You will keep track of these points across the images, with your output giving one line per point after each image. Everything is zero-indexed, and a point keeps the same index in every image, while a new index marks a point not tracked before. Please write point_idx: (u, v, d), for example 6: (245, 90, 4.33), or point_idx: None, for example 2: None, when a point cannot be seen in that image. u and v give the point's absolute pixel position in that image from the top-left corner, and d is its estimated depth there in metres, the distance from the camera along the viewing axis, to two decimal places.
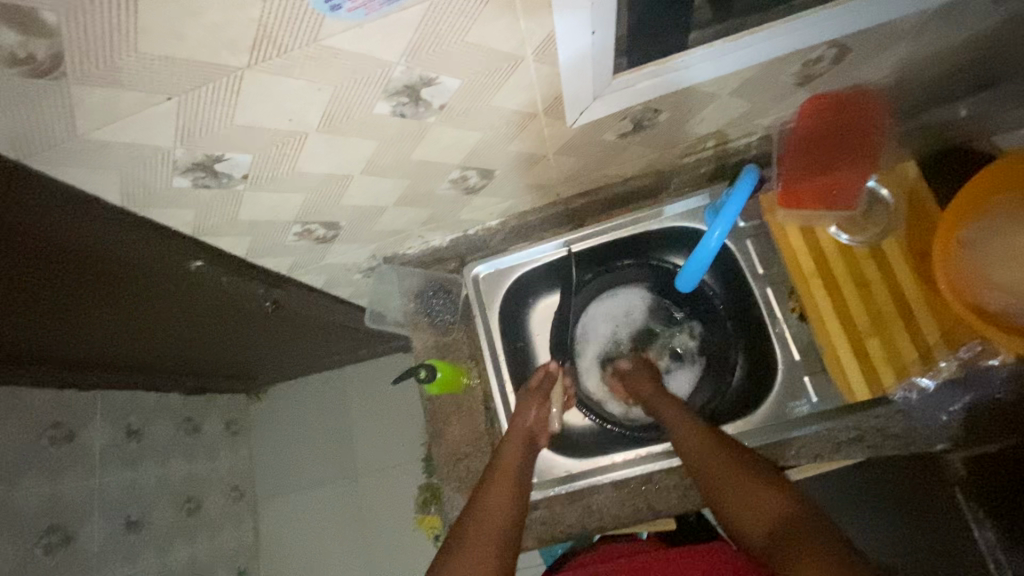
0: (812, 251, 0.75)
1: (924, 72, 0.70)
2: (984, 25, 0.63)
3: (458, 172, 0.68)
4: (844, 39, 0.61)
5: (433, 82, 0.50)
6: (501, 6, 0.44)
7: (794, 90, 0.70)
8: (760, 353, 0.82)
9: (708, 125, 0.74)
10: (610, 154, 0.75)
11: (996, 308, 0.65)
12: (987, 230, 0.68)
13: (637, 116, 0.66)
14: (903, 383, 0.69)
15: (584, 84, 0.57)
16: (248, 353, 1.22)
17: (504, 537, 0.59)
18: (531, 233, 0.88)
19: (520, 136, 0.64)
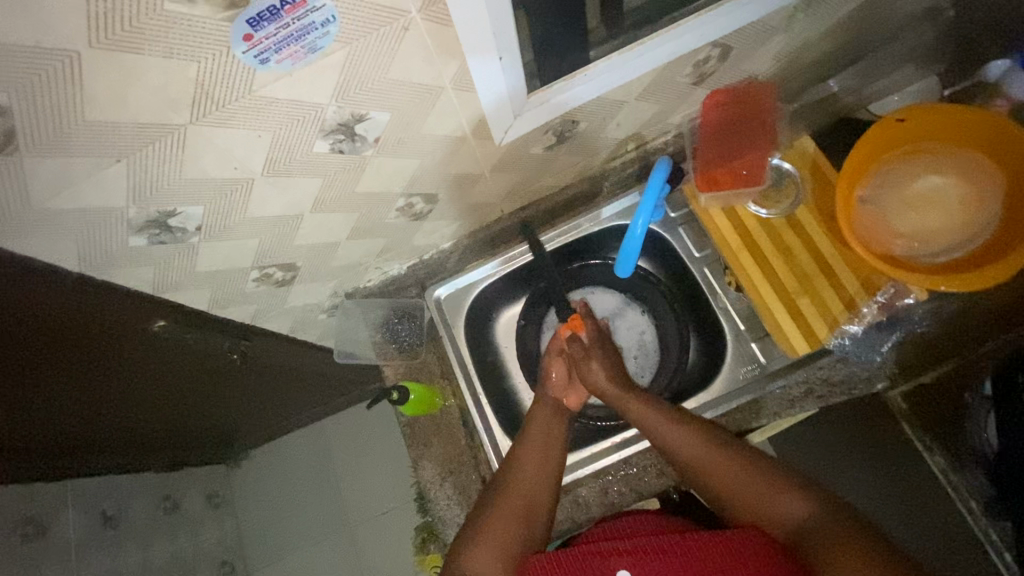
0: (736, 229, 0.82)
1: (800, 59, 0.80)
2: (838, 15, 0.74)
3: (403, 200, 0.73)
4: (723, 40, 0.70)
5: (364, 117, 0.56)
6: (415, 44, 0.50)
7: (693, 89, 0.78)
8: (708, 329, 0.89)
9: (625, 129, 0.81)
10: (542, 166, 0.81)
11: (899, 252, 0.74)
12: (882, 185, 0.77)
13: (558, 127, 0.73)
14: (835, 334, 0.75)
15: (503, 105, 0.63)
16: (224, 416, 1.21)
17: (534, 502, 0.70)
18: (484, 250, 0.93)
19: (455, 158, 0.69)
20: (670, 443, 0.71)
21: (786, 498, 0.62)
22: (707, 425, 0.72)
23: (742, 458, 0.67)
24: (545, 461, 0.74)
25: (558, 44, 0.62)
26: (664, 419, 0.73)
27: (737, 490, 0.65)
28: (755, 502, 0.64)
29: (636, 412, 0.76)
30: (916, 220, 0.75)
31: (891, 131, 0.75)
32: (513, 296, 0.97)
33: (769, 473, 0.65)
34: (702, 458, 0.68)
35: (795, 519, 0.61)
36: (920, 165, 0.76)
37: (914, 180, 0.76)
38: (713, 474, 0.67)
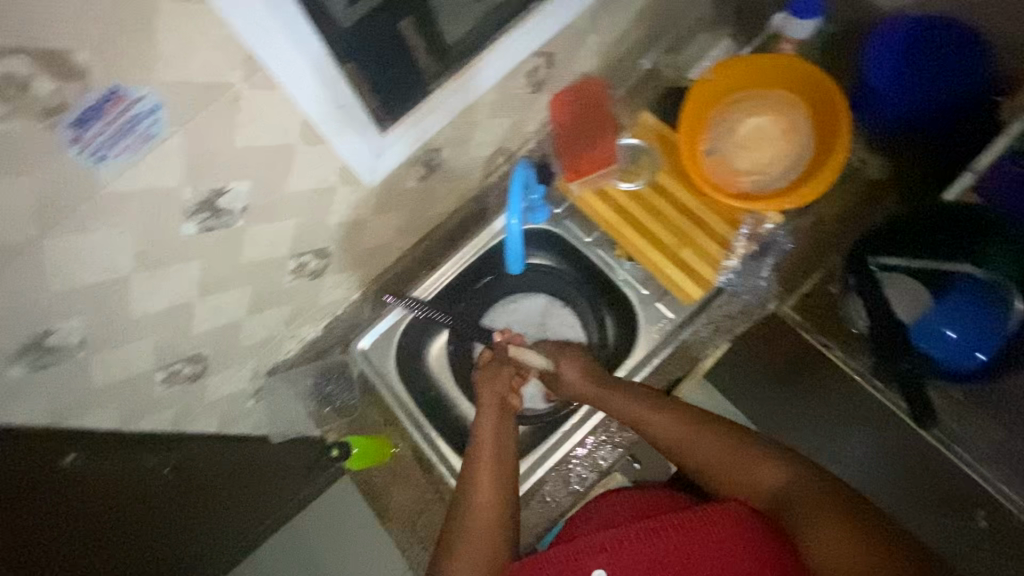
0: (613, 206, 0.91)
1: (618, 51, 0.91)
2: (633, 7, 0.85)
3: (295, 260, 0.74)
4: (542, 48, 0.79)
5: (223, 190, 0.58)
6: (250, 110, 0.54)
7: (535, 96, 0.87)
8: (618, 303, 0.94)
9: (488, 145, 0.88)
10: (423, 197, 0.85)
11: (748, 188, 0.85)
12: (718, 136, 0.88)
13: (423, 157, 0.78)
14: (719, 271, 0.84)
15: (359, 148, 0.67)
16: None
17: (496, 518, 0.70)
18: (395, 290, 0.95)
19: (333, 209, 0.72)
20: (654, 427, 0.72)
21: (764, 470, 0.64)
22: (686, 407, 0.73)
23: (719, 437, 0.68)
24: (499, 477, 0.72)
25: (391, 76, 0.69)
26: (646, 406, 0.73)
27: (721, 469, 0.67)
28: (736, 478, 0.66)
29: (616, 407, 0.76)
30: (753, 157, 0.86)
31: (709, 89, 0.86)
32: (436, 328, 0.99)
33: (746, 446, 0.67)
34: (685, 440, 0.70)
35: (777, 490, 0.63)
36: (745, 109, 0.87)
37: (743, 124, 0.87)
38: (695, 456, 0.69)
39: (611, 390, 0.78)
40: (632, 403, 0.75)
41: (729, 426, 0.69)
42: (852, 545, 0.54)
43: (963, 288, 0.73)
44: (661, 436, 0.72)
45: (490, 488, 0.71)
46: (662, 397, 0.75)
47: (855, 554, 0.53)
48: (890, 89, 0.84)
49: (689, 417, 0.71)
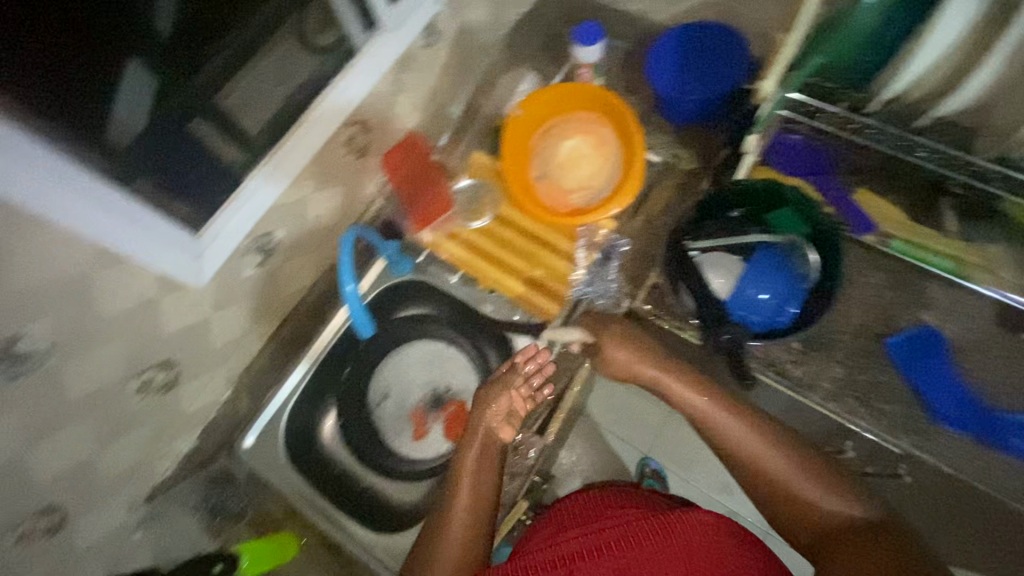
0: (463, 245, 0.95)
1: (433, 101, 0.96)
2: (433, 62, 0.90)
3: (137, 378, 0.72)
4: (351, 118, 0.81)
5: (17, 338, 0.55)
6: (26, 259, 0.52)
7: (362, 160, 0.89)
8: (493, 334, 0.96)
9: (328, 216, 0.89)
10: (271, 281, 0.85)
11: (579, 203, 0.92)
12: (542, 161, 0.94)
13: (255, 245, 0.78)
14: (570, 284, 0.91)
15: (171, 256, 0.66)
16: None
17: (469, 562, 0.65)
18: (271, 376, 0.93)
19: (165, 320, 0.71)
20: (728, 433, 0.69)
21: (845, 506, 0.62)
22: (767, 422, 0.70)
23: (800, 459, 0.66)
24: (477, 494, 0.70)
25: (192, 178, 0.69)
26: (724, 411, 0.70)
27: (787, 493, 0.65)
28: (798, 508, 0.64)
29: (688, 404, 0.72)
30: (577, 173, 0.93)
31: (521, 121, 0.93)
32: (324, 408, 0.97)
33: (832, 481, 0.64)
34: (759, 455, 0.67)
35: (842, 520, 0.61)
36: (560, 132, 0.95)
37: (561, 146, 0.94)
38: (764, 473, 0.66)
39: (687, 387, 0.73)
40: (706, 403, 0.71)
41: (826, 465, 0.66)
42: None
43: (764, 252, 0.78)
44: (733, 446, 0.69)
45: (464, 506, 0.69)
46: (741, 405, 0.71)
47: None
48: (676, 96, 0.93)
49: (777, 436, 0.68)
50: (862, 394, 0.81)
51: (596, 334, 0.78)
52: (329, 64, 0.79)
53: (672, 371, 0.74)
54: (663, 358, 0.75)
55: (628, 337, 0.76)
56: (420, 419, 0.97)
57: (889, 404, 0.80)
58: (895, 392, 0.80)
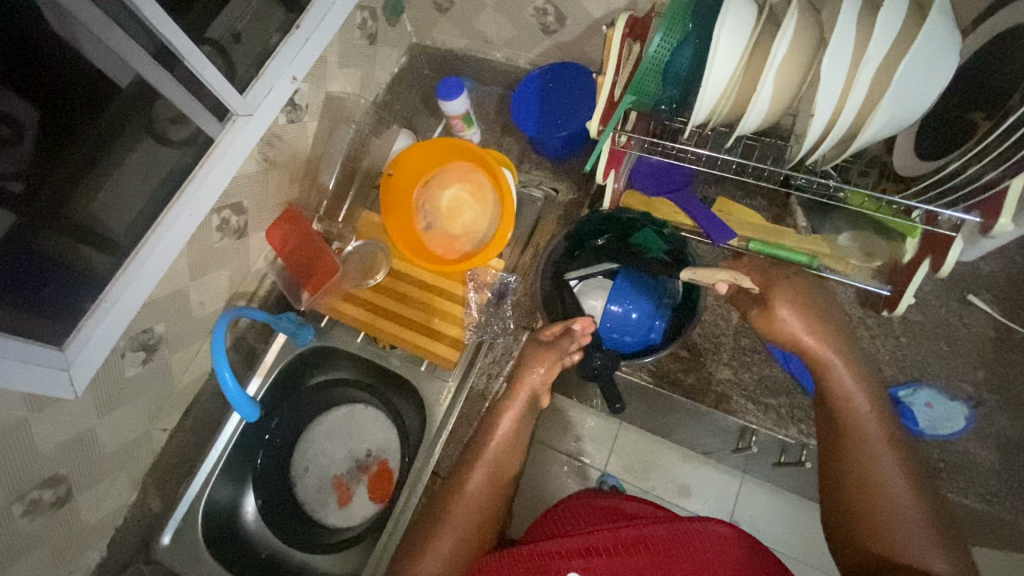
0: (361, 306, 0.97)
1: (311, 172, 0.99)
2: (301, 136, 0.94)
3: (21, 502, 0.70)
4: (222, 202, 0.83)
5: None
6: None
7: (244, 239, 0.90)
8: (403, 388, 0.98)
9: (217, 299, 0.90)
10: (162, 373, 0.84)
11: (465, 248, 0.95)
12: (426, 214, 0.97)
13: (134, 343, 0.77)
14: (466, 327, 0.93)
15: (37, 373, 0.65)
16: None
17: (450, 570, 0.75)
18: (180, 469, 0.92)
19: (40, 435, 0.69)
20: (867, 440, 0.69)
21: (938, 557, 0.63)
22: (914, 456, 0.70)
23: (920, 506, 0.66)
24: (492, 476, 0.81)
25: (48, 293, 0.70)
26: (876, 424, 0.70)
27: (883, 516, 0.67)
28: (879, 530, 0.67)
29: (852, 416, 0.70)
30: (460, 221, 0.96)
31: (397, 181, 0.97)
32: (242, 491, 0.95)
33: (934, 530, 0.65)
34: (883, 475, 0.68)
35: (920, 564, 0.63)
36: (439, 184, 0.98)
37: (442, 197, 0.97)
38: (865, 488, 0.69)
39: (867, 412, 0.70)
40: (876, 433, 0.70)
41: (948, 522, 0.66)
42: None
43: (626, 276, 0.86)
44: (864, 456, 0.69)
45: (480, 476, 0.80)
46: (890, 424, 0.71)
47: None
48: (541, 134, 0.98)
49: (921, 493, 0.67)
50: (749, 391, 0.83)
51: (767, 284, 0.73)
52: (191, 153, 0.80)
53: (845, 358, 0.71)
54: (839, 341, 0.72)
55: (800, 299, 0.71)
56: (343, 488, 0.98)
57: (776, 397, 0.82)
58: (778, 383, 0.83)
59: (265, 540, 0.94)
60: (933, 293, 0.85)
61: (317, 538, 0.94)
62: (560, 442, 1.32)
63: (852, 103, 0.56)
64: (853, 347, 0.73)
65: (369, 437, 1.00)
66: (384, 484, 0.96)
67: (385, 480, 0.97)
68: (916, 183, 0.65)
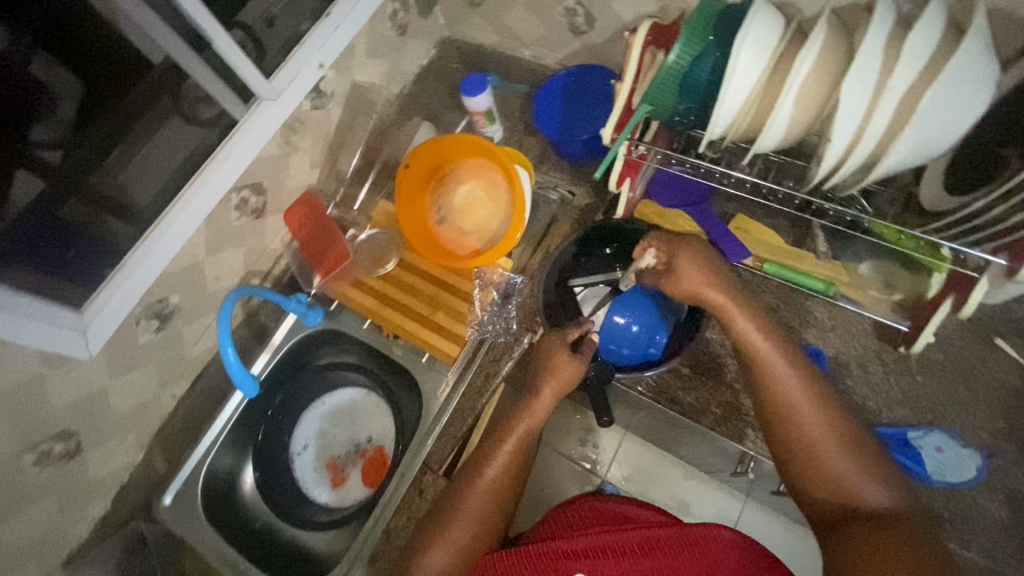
0: (367, 292, 0.98)
1: (332, 159, 1.01)
2: (324, 123, 0.96)
3: (31, 453, 0.74)
4: (242, 183, 0.86)
5: None
6: None
7: (262, 220, 0.93)
8: (403, 378, 0.99)
9: (232, 275, 0.93)
10: (175, 343, 0.88)
11: (475, 245, 0.95)
12: (441, 208, 0.98)
13: (148, 313, 0.81)
14: (469, 324, 0.93)
15: (53, 333, 0.68)
16: None
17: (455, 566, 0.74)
18: (186, 436, 0.95)
19: (53, 391, 0.73)
20: (774, 381, 0.68)
21: (874, 488, 0.63)
22: (818, 379, 0.69)
23: (842, 432, 0.66)
24: (508, 464, 0.78)
25: (70, 258, 0.74)
26: (781, 361, 0.68)
27: (813, 451, 0.65)
28: (815, 470, 0.65)
29: (761, 358, 0.69)
30: (473, 217, 0.96)
31: (415, 174, 0.98)
32: (242, 463, 0.99)
33: (862, 455, 0.64)
34: (800, 409, 0.66)
35: (860, 493, 0.63)
36: (457, 178, 0.98)
37: (458, 191, 0.97)
38: (794, 428, 0.67)
39: (774, 349, 0.69)
40: (788, 369, 0.68)
41: (871, 441, 0.66)
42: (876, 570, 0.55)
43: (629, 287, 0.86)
44: (779, 398, 0.68)
45: (496, 465, 0.78)
46: (796, 354, 0.70)
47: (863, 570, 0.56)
48: (562, 136, 0.98)
49: (840, 417, 0.66)
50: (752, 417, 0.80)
51: (670, 251, 0.74)
52: (215, 133, 0.83)
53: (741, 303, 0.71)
54: (738, 291, 0.72)
55: (703, 258, 0.73)
56: (337, 469, 1.01)
57: None
58: None
59: (261, 511, 0.97)
60: (959, 331, 0.80)
61: (311, 515, 0.97)
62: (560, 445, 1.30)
63: (875, 126, 0.54)
64: (751, 297, 0.73)
65: (368, 422, 1.02)
66: (378, 469, 0.99)
67: (379, 465, 0.99)
68: (938, 218, 0.64)
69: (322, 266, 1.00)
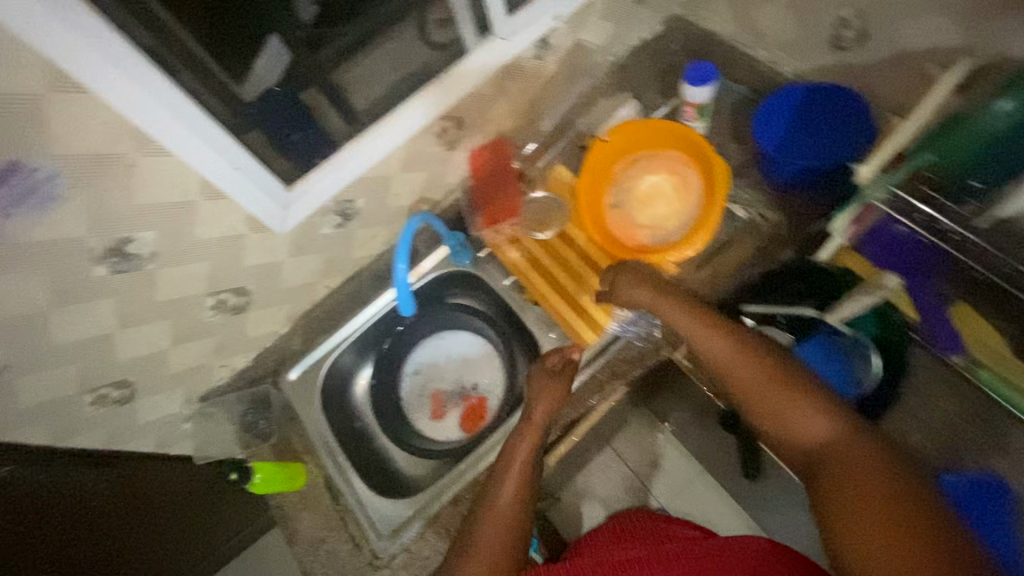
0: (522, 253, 0.97)
1: (530, 112, 1.00)
2: (537, 75, 0.94)
3: (213, 298, 0.83)
4: (449, 113, 0.87)
5: (131, 239, 0.67)
6: (148, 174, 0.62)
7: (451, 152, 0.95)
8: (527, 345, 1.00)
9: (408, 196, 0.96)
10: (345, 243, 0.93)
11: (644, 239, 0.90)
12: (620, 192, 0.94)
13: (336, 208, 0.86)
14: (614, 318, 0.89)
15: (263, 200, 0.75)
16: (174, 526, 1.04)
17: None
18: (325, 325, 1.02)
19: (246, 252, 0.80)
20: (705, 349, 0.70)
21: (815, 419, 0.60)
22: (754, 339, 0.69)
23: (772, 372, 0.65)
24: (521, 481, 0.74)
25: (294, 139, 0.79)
26: (708, 328, 0.71)
27: (759, 407, 0.65)
28: (776, 425, 0.63)
29: (686, 330, 0.73)
30: (650, 211, 0.91)
31: (605, 149, 0.92)
32: (362, 367, 1.05)
33: (797, 392, 0.62)
34: (728, 367, 0.68)
35: (813, 433, 0.60)
36: (645, 167, 0.93)
37: (644, 181, 0.93)
38: (739, 389, 0.67)
39: (703, 324, 0.72)
40: (716, 334, 0.70)
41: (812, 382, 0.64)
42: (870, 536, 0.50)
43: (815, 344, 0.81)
44: (716, 360, 0.69)
45: (501, 482, 0.74)
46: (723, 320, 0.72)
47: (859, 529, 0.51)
48: (777, 155, 0.90)
49: (772, 361, 0.66)
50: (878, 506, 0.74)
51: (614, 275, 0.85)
52: (442, 58, 0.84)
53: (674, 299, 0.76)
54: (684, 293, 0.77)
55: (645, 275, 0.82)
56: (439, 403, 1.04)
57: None
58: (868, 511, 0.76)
59: (364, 415, 1.04)
60: None
61: (405, 436, 1.02)
62: (638, 461, 1.26)
63: None
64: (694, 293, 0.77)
65: (479, 372, 1.05)
66: (475, 417, 1.02)
67: (477, 415, 1.01)
68: None
69: (487, 212, 1.01)
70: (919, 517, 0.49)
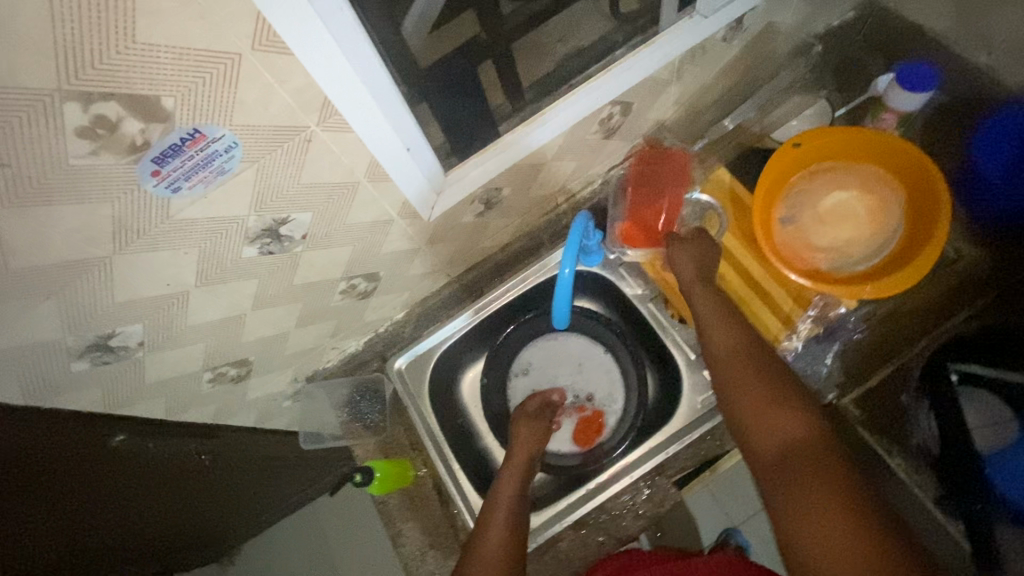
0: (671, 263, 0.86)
1: (695, 101, 0.87)
2: (718, 59, 0.81)
3: (345, 282, 0.75)
4: (622, 98, 0.74)
5: (286, 220, 0.59)
6: (320, 150, 0.54)
7: (606, 141, 0.83)
8: (658, 362, 0.92)
9: (551, 185, 0.86)
10: (478, 231, 0.85)
11: (822, 265, 0.77)
12: (795, 205, 0.81)
13: (483, 196, 0.76)
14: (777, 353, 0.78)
15: (420, 184, 0.65)
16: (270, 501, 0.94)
17: None
18: (439, 314, 0.95)
19: (388, 238, 0.72)
20: (712, 335, 0.68)
21: (792, 415, 0.56)
22: (761, 342, 0.67)
23: (772, 372, 0.62)
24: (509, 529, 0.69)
25: (452, 115, 0.70)
26: (720, 315, 0.70)
27: (747, 397, 0.61)
28: (758, 417, 0.59)
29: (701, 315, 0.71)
30: (833, 233, 0.79)
31: (787, 157, 0.80)
32: (471, 361, 0.99)
33: (785, 394, 0.59)
34: (729, 355, 0.65)
35: (794, 427, 0.55)
36: (828, 181, 0.81)
37: (826, 197, 0.80)
38: (730, 380, 0.63)
39: (716, 309, 0.70)
40: (724, 325, 0.68)
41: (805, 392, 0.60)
42: (836, 530, 0.45)
43: None
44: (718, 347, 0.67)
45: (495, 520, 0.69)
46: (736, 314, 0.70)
47: (824, 507, 0.47)
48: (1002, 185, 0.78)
49: (771, 364, 0.63)
50: None
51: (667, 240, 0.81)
52: None
53: (702, 287, 0.73)
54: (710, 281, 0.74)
55: (692, 244, 0.78)
56: None
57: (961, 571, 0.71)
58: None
59: (469, 412, 0.98)
60: None
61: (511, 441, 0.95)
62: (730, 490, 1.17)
63: None
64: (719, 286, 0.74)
65: (594, 381, 0.96)
66: (586, 431, 0.93)
67: (591, 428, 0.93)
68: None
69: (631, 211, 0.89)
70: (889, 528, 0.45)
